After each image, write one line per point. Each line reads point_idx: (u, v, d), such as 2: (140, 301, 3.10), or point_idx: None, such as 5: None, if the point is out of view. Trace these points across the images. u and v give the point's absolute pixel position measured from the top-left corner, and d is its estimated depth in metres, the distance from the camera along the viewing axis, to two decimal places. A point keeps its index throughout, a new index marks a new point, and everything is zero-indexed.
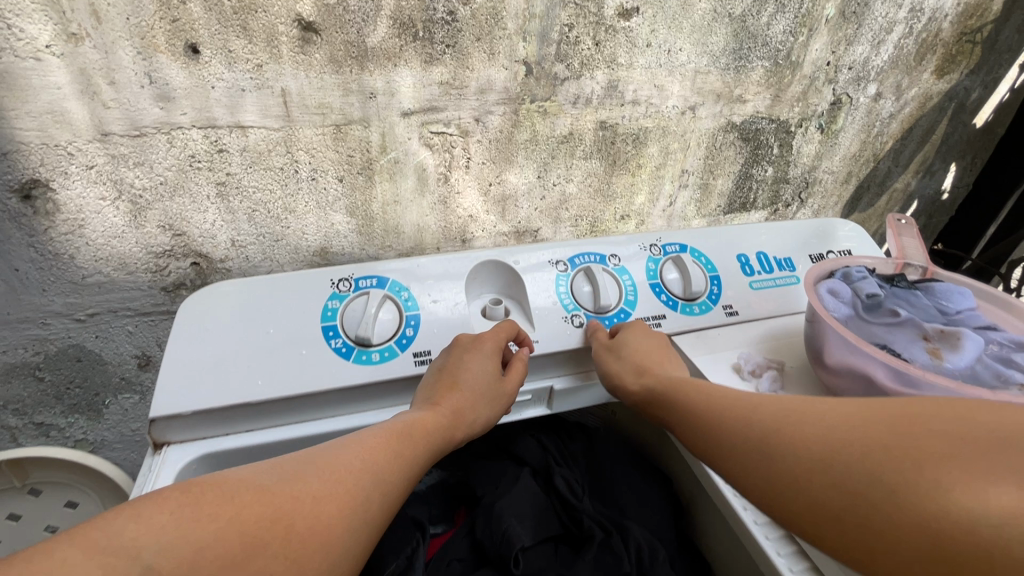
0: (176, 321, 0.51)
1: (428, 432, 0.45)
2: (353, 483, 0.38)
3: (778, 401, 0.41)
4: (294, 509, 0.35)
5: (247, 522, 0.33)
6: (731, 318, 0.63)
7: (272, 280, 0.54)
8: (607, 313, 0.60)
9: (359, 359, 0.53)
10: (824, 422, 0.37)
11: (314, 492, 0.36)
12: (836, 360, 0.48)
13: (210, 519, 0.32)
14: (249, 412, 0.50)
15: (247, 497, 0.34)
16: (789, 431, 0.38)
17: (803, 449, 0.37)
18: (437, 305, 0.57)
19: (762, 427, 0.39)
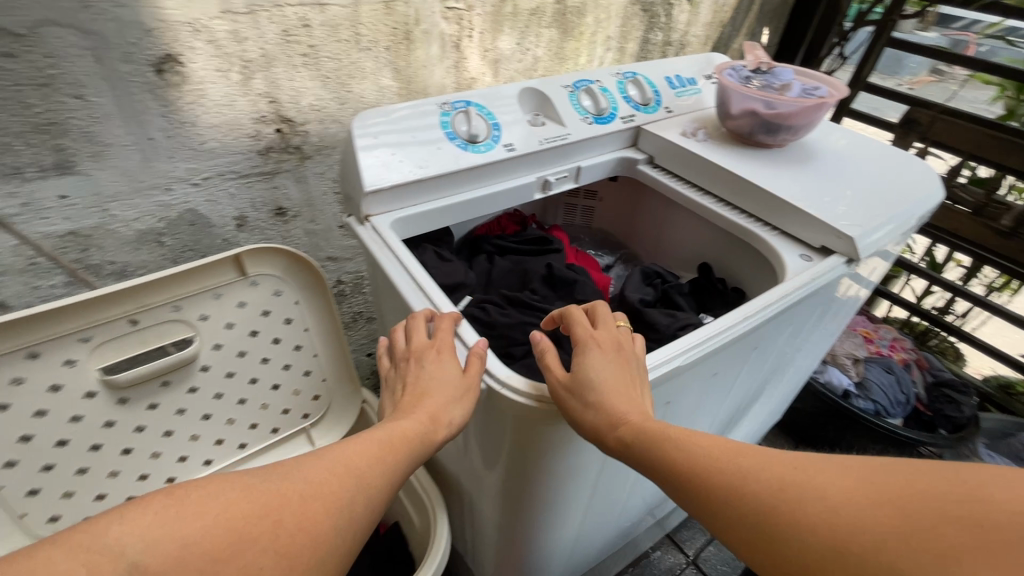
0: (353, 133, 0.73)
1: (403, 441, 0.54)
2: (337, 496, 0.46)
3: (776, 466, 0.46)
4: (282, 505, 0.43)
5: (234, 518, 0.41)
6: (671, 114, 1.01)
7: (401, 105, 0.77)
8: (603, 115, 0.94)
9: (474, 151, 0.80)
10: (824, 501, 0.41)
11: (301, 493, 0.45)
12: (738, 109, 0.88)
13: (201, 513, 0.40)
14: (418, 189, 0.76)
15: (235, 496, 0.42)
16: (796, 509, 0.42)
17: (803, 510, 0.42)
18: (507, 117, 0.85)
19: (766, 493, 0.44)
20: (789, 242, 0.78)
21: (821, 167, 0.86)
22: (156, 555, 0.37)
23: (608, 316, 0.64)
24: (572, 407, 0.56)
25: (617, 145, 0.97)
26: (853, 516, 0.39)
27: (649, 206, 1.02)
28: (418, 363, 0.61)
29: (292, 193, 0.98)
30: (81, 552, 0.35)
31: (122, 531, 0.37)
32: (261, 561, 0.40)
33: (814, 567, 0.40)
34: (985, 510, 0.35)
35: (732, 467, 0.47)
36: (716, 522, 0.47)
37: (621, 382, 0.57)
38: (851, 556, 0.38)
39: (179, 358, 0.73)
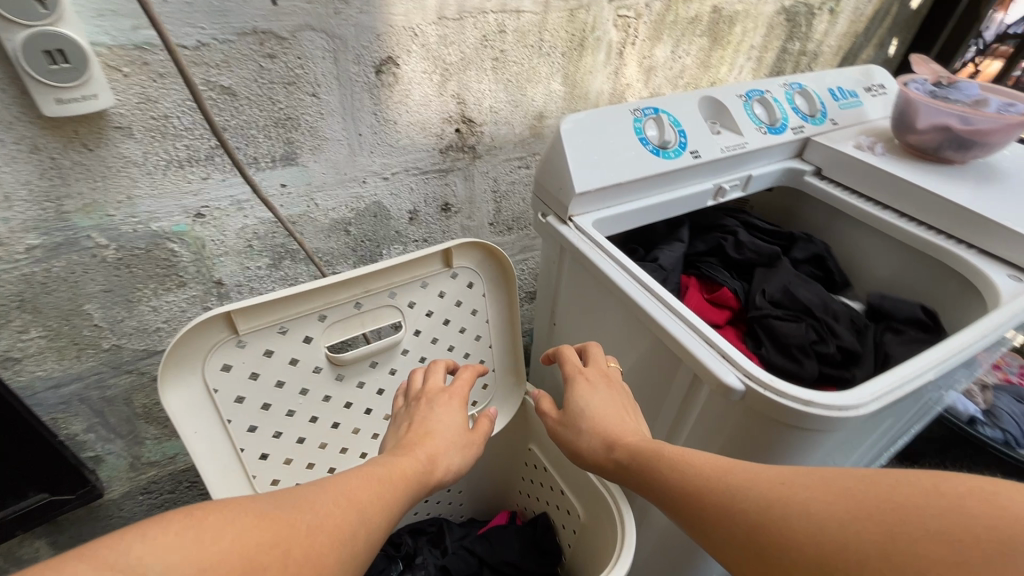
0: (561, 137, 0.76)
1: (404, 476, 0.57)
2: (343, 527, 0.48)
3: (763, 482, 0.50)
4: (291, 537, 0.44)
5: (246, 544, 0.42)
6: (836, 126, 1.00)
7: (599, 110, 0.80)
8: (775, 126, 0.94)
9: (665, 156, 0.82)
10: (807, 515, 0.45)
11: (311, 524, 0.46)
12: (925, 124, 0.87)
13: (220, 535, 0.41)
14: (615, 193, 0.79)
15: (250, 522, 0.43)
16: (784, 519, 0.46)
17: (789, 525, 0.45)
18: (690, 125, 0.86)
19: (761, 503, 0.48)
20: (988, 261, 0.77)
21: (1013, 185, 0.84)
22: None
23: (600, 355, 0.74)
24: (567, 434, 0.70)
25: (784, 155, 0.97)
26: (835, 532, 0.43)
27: (807, 217, 1.02)
28: (422, 407, 0.69)
29: (458, 190, 1.03)
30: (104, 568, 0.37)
31: (143, 551, 0.38)
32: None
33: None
34: (968, 524, 0.38)
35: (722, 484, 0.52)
36: (708, 540, 0.52)
37: (619, 410, 0.67)
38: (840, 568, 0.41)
39: (391, 340, 0.77)
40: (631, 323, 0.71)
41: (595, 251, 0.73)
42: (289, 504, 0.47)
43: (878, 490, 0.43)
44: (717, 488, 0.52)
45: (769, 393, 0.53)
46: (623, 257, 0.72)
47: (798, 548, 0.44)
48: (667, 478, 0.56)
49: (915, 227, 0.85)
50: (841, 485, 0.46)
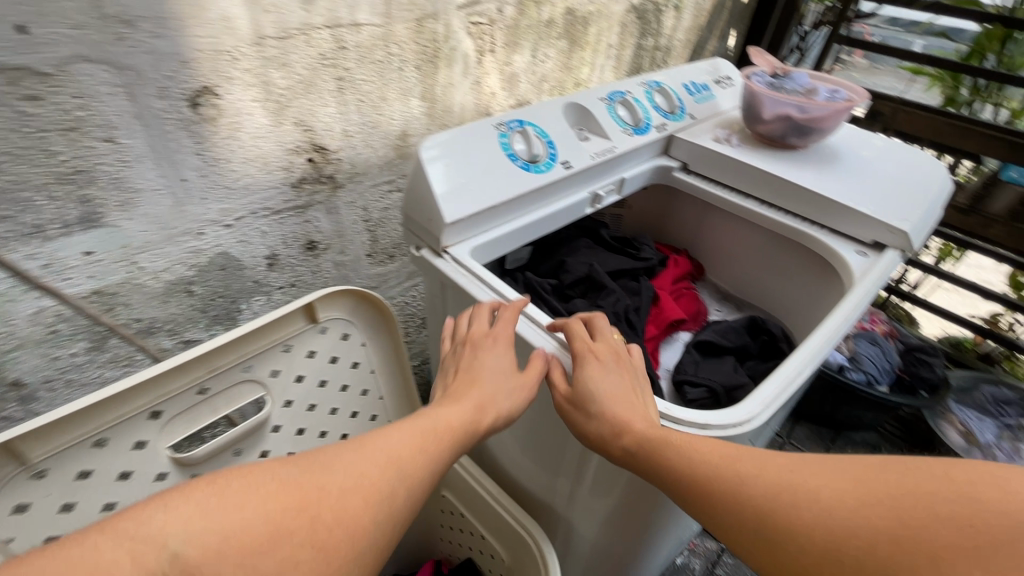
0: (420, 163, 0.69)
1: (450, 428, 0.53)
2: (377, 484, 0.44)
3: (773, 471, 0.50)
4: (324, 497, 0.41)
5: (278, 511, 0.39)
6: (694, 121, 1.03)
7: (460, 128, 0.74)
8: (640, 126, 0.95)
9: (536, 171, 0.79)
10: (816, 505, 0.46)
11: (340, 486, 0.42)
12: (770, 114, 0.92)
13: (248, 502, 0.39)
14: (489, 217, 0.74)
15: (274, 486, 0.40)
16: (790, 510, 0.47)
17: (799, 513, 0.46)
18: (558, 134, 0.84)
19: (769, 489, 0.49)
20: (839, 239, 0.83)
21: (848, 164, 0.92)
22: (198, 548, 0.35)
23: (606, 328, 0.63)
24: (578, 415, 0.59)
25: (651, 154, 0.99)
26: (843, 521, 0.44)
27: (679, 212, 1.05)
28: (474, 353, 0.61)
29: (322, 225, 0.92)
30: (123, 538, 0.34)
31: (165, 519, 0.36)
32: (304, 550, 0.38)
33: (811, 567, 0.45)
34: (975, 510, 0.40)
35: (727, 465, 0.52)
36: (716, 526, 0.52)
37: (628, 393, 0.59)
38: (849, 555, 0.43)
39: (256, 420, 0.66)
40: (522, 355, 0.67)
41: (477, 284, 0.68)
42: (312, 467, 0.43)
43: (893, 478, 0.45)
44: (726, 475, 0.51)
45: (662, 419, 0.53)
46: (504, 288, 0.68)
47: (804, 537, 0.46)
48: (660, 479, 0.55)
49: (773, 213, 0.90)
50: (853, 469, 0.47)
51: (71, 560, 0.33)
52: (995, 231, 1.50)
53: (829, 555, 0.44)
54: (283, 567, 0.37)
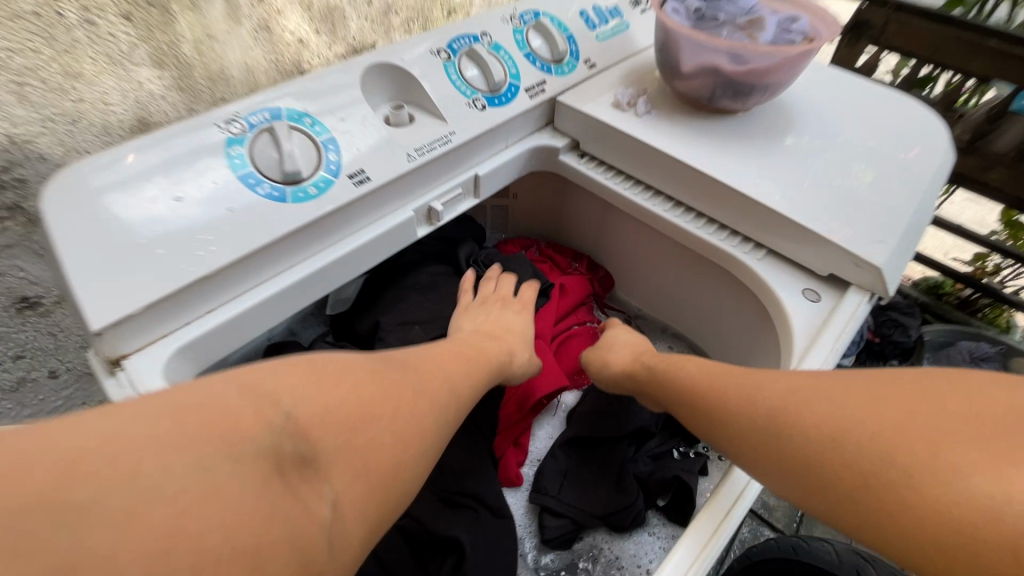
0: (49, 226, 0.41)
1: (480, 355, 0.55)
2: (427, 394, 0.45)
3: (774, 382, 0.43)
4: (393, 394, 0.42)
5: (354, 404, 0.39)
6: (594, 71, 0.70)
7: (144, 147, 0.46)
8: (499, 92, 0.63)
9: (297, 198, 0.49)
10: (804, 414, 0.39)
11: (394, 380, 0.43)
12: (690, 66, 0.60)
13: (341, 385, 0.39)
14: (205, 291, 0.47)
15: (331, 368, 0.40)
16: (796, 408, 0.40)
17: (792, 410, 0.40)
18: (347, 124, 0.53)
19: (770, 409, 0.41)
20: (779, 268, 0.57)
21: (807, 139, 0.62)
22: (308, 411, 0.36)
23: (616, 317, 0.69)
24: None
25: (524, 131, 0.68)
26: (864, 407, 0.37)
27: (578, 208, 0.76)
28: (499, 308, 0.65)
29: (35, 273, 0.62)
30: (150, 408, 0.30)
31: (218, 381, 0.34)
32: (383, 436, 0.39)
33: (810, 465, 0.37)
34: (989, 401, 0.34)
35: (735, 376, 0.47)
36: (719, 436, 0.45)
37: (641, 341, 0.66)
38: (848, 441, 0.36)
39: None
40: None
41: None
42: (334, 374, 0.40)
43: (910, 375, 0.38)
44: (731, 380, 0.47)
45: None
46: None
47: (702, 412, 0.48)
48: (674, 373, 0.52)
49: (692, 219, 0.63)
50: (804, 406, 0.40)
51: (200, 396, 0.32)
52: (996, 174, 1.07)
53: (828, 446, 0.37)
54: (369, 451, 0.38)
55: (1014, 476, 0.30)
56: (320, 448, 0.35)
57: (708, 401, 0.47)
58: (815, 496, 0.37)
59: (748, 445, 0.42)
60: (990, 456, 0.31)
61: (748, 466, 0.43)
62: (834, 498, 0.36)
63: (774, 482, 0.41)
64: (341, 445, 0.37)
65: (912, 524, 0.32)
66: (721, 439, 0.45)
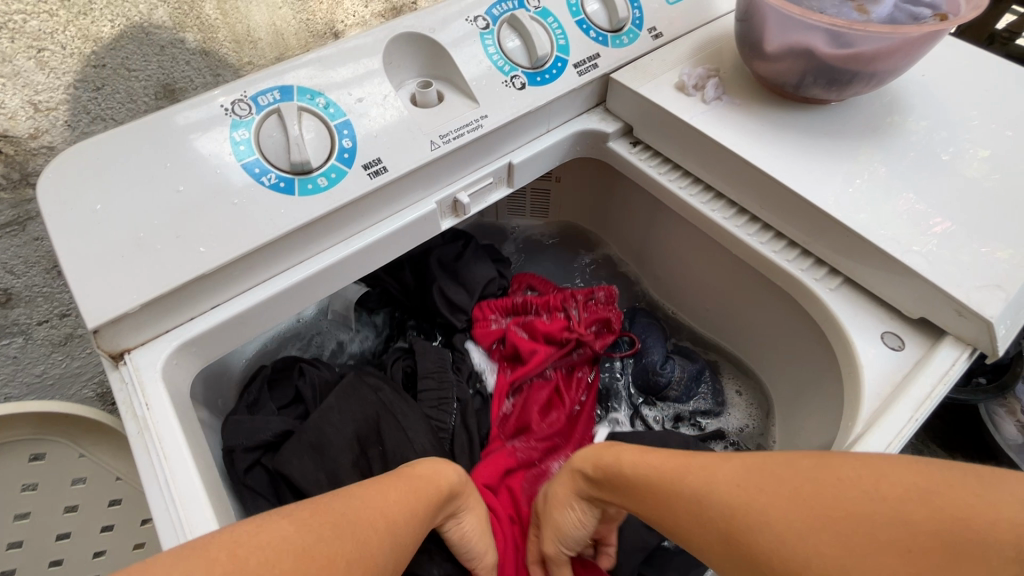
0: (50, 215, 0.39)
1: (424, 489, 0.41)
2: (377, 540, 0.35)
3: (780, 517, 0.32)
4: (324, 539, 0.32)
5: (282, 566, 0.30)
6: (659, 42, 0.60)
7: (149, 129, 0.42)
8: (544, 68, 0.55)
9: (306, 190, 0.45)
10: (812, 550, 0.31)
11: (301, 520, 0.33)
12: (777, 46, 0.49)
13: (271, 561, 0.30)
14: (207, 288, 0.43)
15: (217, 551, 0.29)
16: (793, 564, 0.31)
17: (807, 555, 0.31)
18: (366, 105, 0.48)
19: (769, 551, 0.32)
20: (856, 303, 0.48)
21: (917, 142, 0.51)
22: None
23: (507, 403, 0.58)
24: None
25: (568, 114, 0.59)
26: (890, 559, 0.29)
27: (627, 201, 0.68)
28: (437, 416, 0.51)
29: None
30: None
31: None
32: (353, 570, 0.32)
33: None
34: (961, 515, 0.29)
35: (730, 533, 0.34)
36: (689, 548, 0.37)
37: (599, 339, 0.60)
38: None
39: None
40: None
41: (146, 438, 0.39)
42: (393, 491, 0.39)
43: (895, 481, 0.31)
44: (746, 524, 0.33)
45: None
46: (182, 451, 0.38)
47: (633, 498, 0.41)
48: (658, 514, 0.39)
49: (756, 232, 0.54)
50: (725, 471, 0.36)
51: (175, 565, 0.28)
52: None
53: None
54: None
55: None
56: None
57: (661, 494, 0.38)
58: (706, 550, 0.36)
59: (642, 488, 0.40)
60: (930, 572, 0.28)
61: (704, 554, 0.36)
62: (723, 552, 0.34)
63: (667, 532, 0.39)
64: None
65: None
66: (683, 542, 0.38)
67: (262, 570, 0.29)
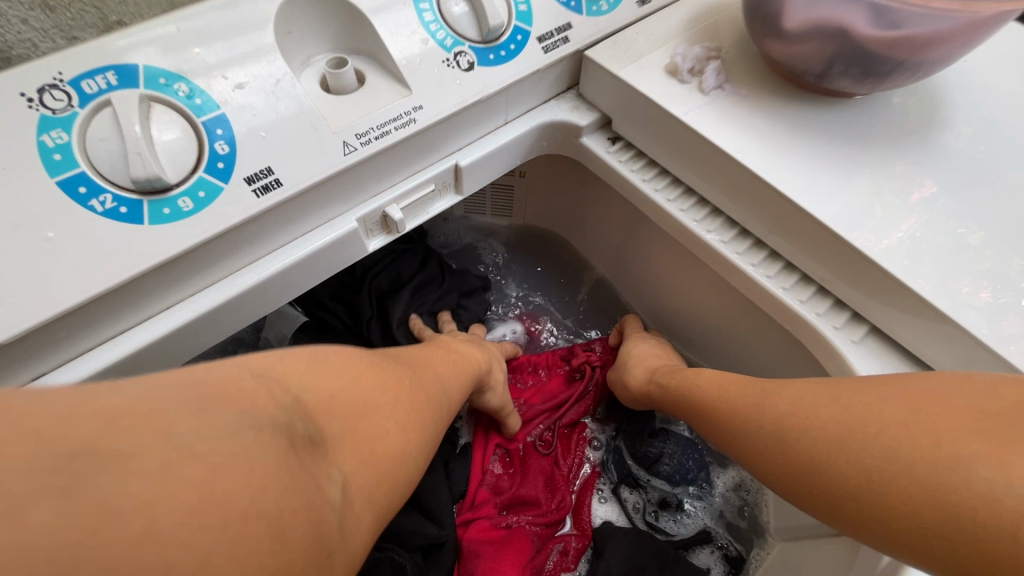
0: None
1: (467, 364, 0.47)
2: (427, 382, 0.38)
3: (795, 385, 0.37)
4: (365, 396, 0.31)
5: (331, 396, 0.29)
6: (645, 10, 0.47)
7: None
8: (497, 43, 0.42)
9: (160, 216, 0.33)
10: (837, 405, 0.33)
11: (390, 368, 0.35)
12: (799, 23, 0.37)
13: (324, 378, 0.29)
14: (19, 354, 0.31)
15: (338, 360, 0.31)
16: (815, 412, 0.34)
17: (826, 423, 0.33)
18: (247, 93, 0.35)
19: (782, 412, 0.36)
20: (880, 359, 0.39)
21: (964, 149, 0.41)
22: (302, 375, 0.28)
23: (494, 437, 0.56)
24: None
25: (530, 101, 0.47)
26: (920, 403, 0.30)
27: (602, 206, 0.57)
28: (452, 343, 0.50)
29: None
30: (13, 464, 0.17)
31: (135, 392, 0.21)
32: (384, 425, 0.31)
33: (867, 491, 0.30)
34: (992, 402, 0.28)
35: (758, 392, 0.39)
36: (761, 472, 0.37)
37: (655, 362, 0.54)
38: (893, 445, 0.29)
39: None
40: None
41: None
42: (436, 354, 0.44)
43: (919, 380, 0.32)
44: (776, 407, 0.37)
45: None
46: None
47: (674, 396, 0.47)
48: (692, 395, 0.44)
49: (761, 262, 0.43)
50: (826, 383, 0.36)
51: (160, 385, 0.22)
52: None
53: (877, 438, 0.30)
54: (371, 441, 0.29)
55: (1020, 466, 0.25)
56: (325, 432, 0.27)
57: (713, 408, 0.42)
58: (812, 501, 0.33)
59: (740, 427, 0.39)
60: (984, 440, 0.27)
61: (766, 469, 0.37)
62: (836, 500, 0.32)
63: (772, 484, 0.37)
64: (349, 428, 0.29)
65: (887, 502, 0.29)
66: (759, 467, 0.37)
67: (335, 386, 0.30)
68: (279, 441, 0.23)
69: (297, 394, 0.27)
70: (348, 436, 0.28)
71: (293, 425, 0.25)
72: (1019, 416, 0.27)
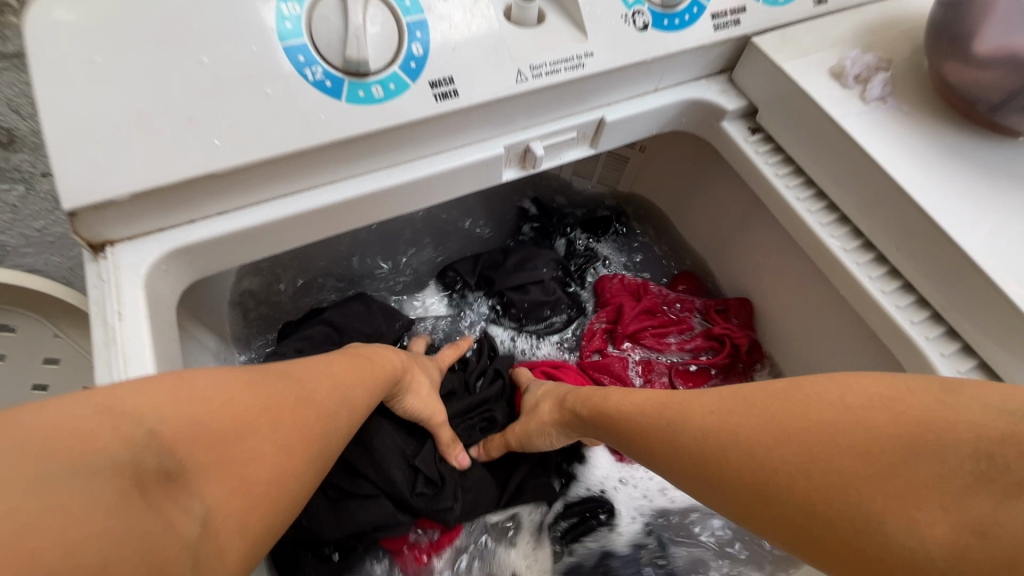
0: (35, 61, 0.31)
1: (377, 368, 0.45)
2: (320, 406, 0.36)
3: (708, 411, 0.38)
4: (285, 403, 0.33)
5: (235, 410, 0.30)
6: (821, 9, 0.47)
7: None
8: (676, 10, 0.43)
9: (355, 98, 0.36)
10: (754, 442, 0.34)
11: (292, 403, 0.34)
12: (993, 48, 0.37)
13: (188, 403, 0.27)
14: (215, 188, 0.36)
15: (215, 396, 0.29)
16: (735, 445, 0.35)
17: (744, 465, 0.34)
18: (449, 6, 0.38)
19: (707, 433, 0.37)
20: None
21: None
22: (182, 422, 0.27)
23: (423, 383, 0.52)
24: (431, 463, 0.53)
25: (684, 75, 0.48)
26: (835, 439, 0.31)
27: (721, 194, 0.58)
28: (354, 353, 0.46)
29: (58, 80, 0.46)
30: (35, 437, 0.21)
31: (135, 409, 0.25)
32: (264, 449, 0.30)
33: (771, 511, 0.33)
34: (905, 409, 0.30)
35: (675, 417, 0.40)
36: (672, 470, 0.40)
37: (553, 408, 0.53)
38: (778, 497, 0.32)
39: None
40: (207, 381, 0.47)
41: (112, 351, 0.33)
42: (347, 363, 0.42)
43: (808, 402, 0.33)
44: (695, 426, 0.38)
45: None
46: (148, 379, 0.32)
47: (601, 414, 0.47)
48: (631, 410, 0.44)
49: (878, 277, 0.43)
50: (706, 393, 0.39)
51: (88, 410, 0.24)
52: None
53: (773, 496, 0.32)
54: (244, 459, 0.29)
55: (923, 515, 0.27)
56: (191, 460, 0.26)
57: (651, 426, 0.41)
58: (751, 514, 0.34)
59: (654, 442, 0.41)
60: (908, 488, 0.28)
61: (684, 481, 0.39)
62: (796, 522, 0.31)
63: (668, 471, 0.40)
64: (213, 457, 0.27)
65: (814, 519, 0.30)
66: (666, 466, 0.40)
67: (202, 406, 0.28)
68: (123, 483, 0.23)
69: (126, 412, 0.25)
70: (211, 466, 0.27)
71: (140, 459, 0.24)
72: (921, 443, 0.28)
